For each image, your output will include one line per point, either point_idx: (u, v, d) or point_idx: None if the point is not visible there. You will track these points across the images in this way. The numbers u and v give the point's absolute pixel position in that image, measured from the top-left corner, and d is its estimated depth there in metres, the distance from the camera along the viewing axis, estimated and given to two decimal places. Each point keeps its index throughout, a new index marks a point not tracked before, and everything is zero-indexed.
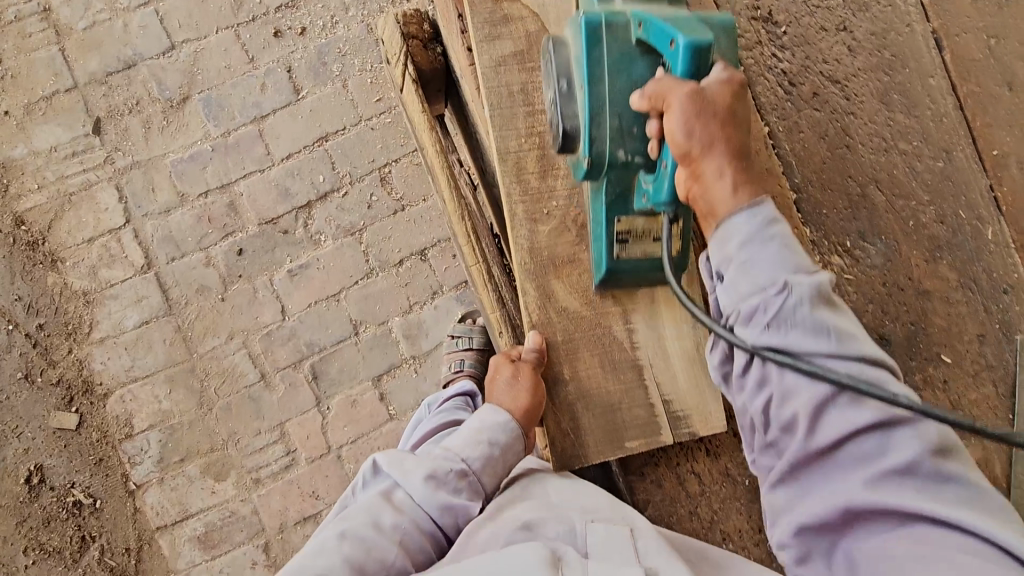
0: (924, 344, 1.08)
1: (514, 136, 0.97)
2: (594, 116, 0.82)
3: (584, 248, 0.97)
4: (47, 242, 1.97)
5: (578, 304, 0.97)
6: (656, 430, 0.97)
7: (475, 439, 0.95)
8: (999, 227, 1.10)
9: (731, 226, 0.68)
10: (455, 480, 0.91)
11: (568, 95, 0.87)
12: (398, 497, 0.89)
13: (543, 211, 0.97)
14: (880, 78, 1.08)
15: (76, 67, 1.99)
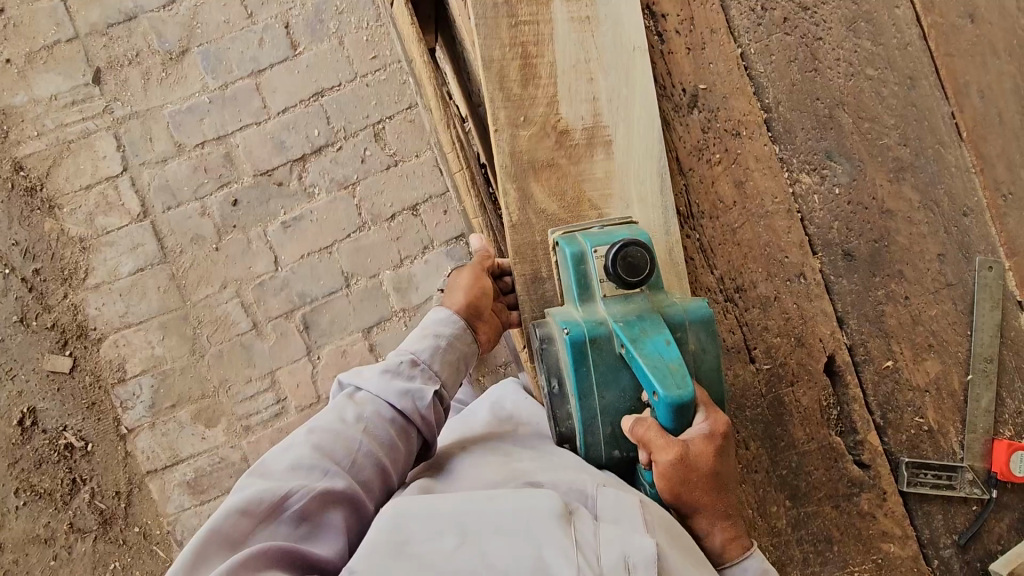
0: (887, 261, 1.13)
1: (498, 47, 1.02)
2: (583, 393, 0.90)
3: (563, 153, 1.02)
4: (46, 188, 2.01)
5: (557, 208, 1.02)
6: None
7: (421, 335, 1.03)
8: (959, 152, 1.16)
9: (728, 569, 0.85)
10: (407, 370, 0.98)
11: (561, 398, 0.95)
12: (358, 394, 0.95)
13: (524, 117, 1.02)
14: (848, 6, 1.14)
15: (77, 18, 2.03)
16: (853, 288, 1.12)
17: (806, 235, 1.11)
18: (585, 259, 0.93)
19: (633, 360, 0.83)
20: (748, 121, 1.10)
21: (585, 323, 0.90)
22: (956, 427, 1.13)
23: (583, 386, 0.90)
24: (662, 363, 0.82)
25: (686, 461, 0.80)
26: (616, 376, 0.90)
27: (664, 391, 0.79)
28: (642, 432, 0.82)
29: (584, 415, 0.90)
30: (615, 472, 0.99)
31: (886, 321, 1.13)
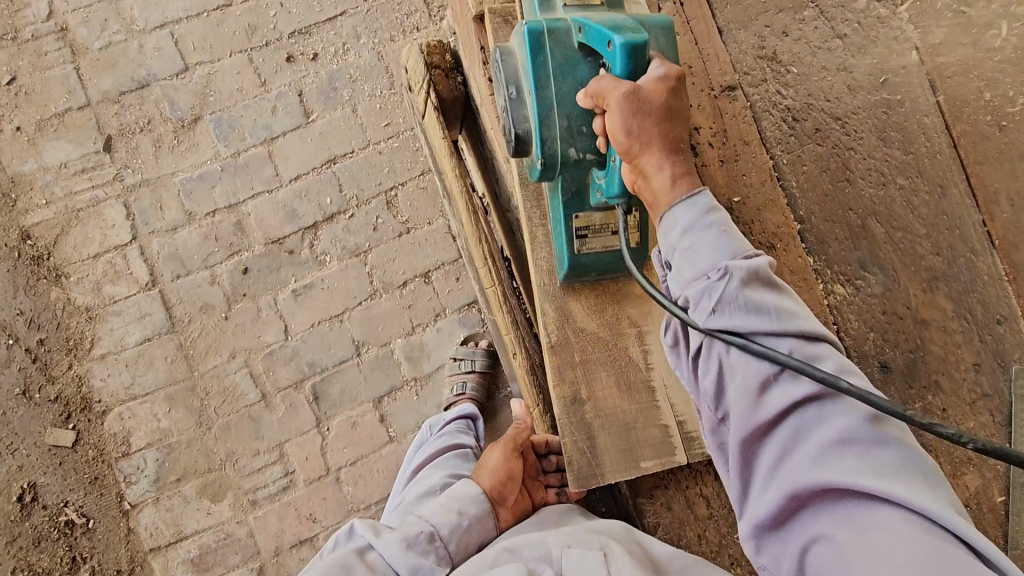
0: (923, 372, 1.11)
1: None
2: (543, 119, 0.88)
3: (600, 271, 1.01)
4: (53, 257, 1.98)
5: (596, 325, 1.03)
6: (670, 450, 1.00)
7: (446, 507, 1.06)
8: (990, 259, 1.14)
9: (676, 211, 0.74)
10: (422, 542, 1.01)
11: (518, 101, 0.92)
12: (372, 558, 0.98)
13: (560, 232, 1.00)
14: (879, 116, 1.14)
15: (89, 86, 2.02)
16: (890, 400, 1.10)
17: (843, 347, 1.09)
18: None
19: (591, 26, 0.83)
20: (783, 233, 1.09)
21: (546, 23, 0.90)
22: (999, 544, 1.10)
23: (540, 78, 0.88)
24: (621, 27, 0.81)
25: (638, 96, 0.75)
26: (574, 72, 0.88)
27: (620, 39, 0.77)
28: (596, 87, 0.79)
29: (540, 106, 0.87)
30: (573, 191, 0.96)
31: (924, 434, 1.10)
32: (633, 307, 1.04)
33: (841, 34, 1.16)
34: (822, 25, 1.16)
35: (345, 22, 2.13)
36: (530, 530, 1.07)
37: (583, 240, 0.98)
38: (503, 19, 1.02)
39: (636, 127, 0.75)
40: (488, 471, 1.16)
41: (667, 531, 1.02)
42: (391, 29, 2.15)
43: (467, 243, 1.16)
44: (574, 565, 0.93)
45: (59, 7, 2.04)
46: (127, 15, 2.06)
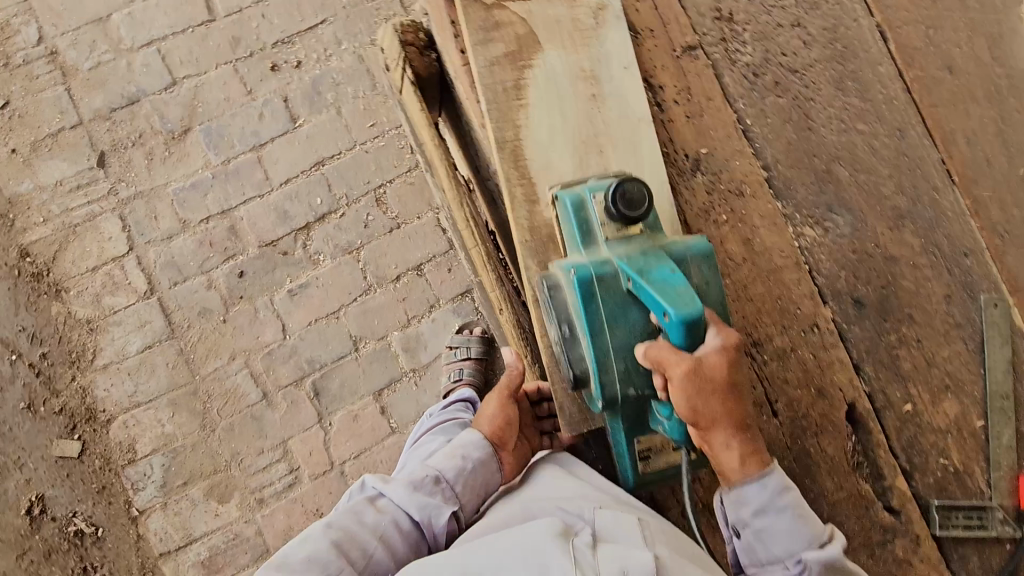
0: (896, 306, 1.16)
1: (510, 128, 1.06)
2: (601, 364, 0.93)
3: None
4: (52, 272, 2.01)
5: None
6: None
7: (449, 453, 1.13)
8: (952, 195, 1.20)
9: (747, 490, 0.92)
10: (429, 484, 1.07)
11: (572, 340, 0.97)
12: (382, 501, 1.04)
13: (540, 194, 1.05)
14: (834, 67, 1.19)
15: (80, 105, 2.08)
16: (866, 335, 1.15)
17: (816, 286, 1.14)
18: (584, 205, 0.98)
19: (641, 286, 0.87)
20: (750, 181, 1.14)
21: (592, 264, 0.94)
22: (980, 466, 1.14)
23: (594, 325, 0.93)
24: (671, 290, 0.86)
25: (700, 373, 0.85)
26: (625, 315, 0.93)
27: (675, 311, 0.83)
28: (657, 353, 0.87)
29: (596, 354, 0.92)
30: (633, 420, 1.02)
31: (902, 365, 1.15)
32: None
33: None
34: None
35: (325, 29, 2.20)
36: (553, 485, 1.11)
37: (647, 459, 1.06)
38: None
39: (697, 401, 0.86)
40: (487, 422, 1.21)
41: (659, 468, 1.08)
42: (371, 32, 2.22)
43: (450, 209, 1.18)
44: (607, 524, 0.98)
45: (47, 30, 2.10)
46: (114, 34, 2.12)
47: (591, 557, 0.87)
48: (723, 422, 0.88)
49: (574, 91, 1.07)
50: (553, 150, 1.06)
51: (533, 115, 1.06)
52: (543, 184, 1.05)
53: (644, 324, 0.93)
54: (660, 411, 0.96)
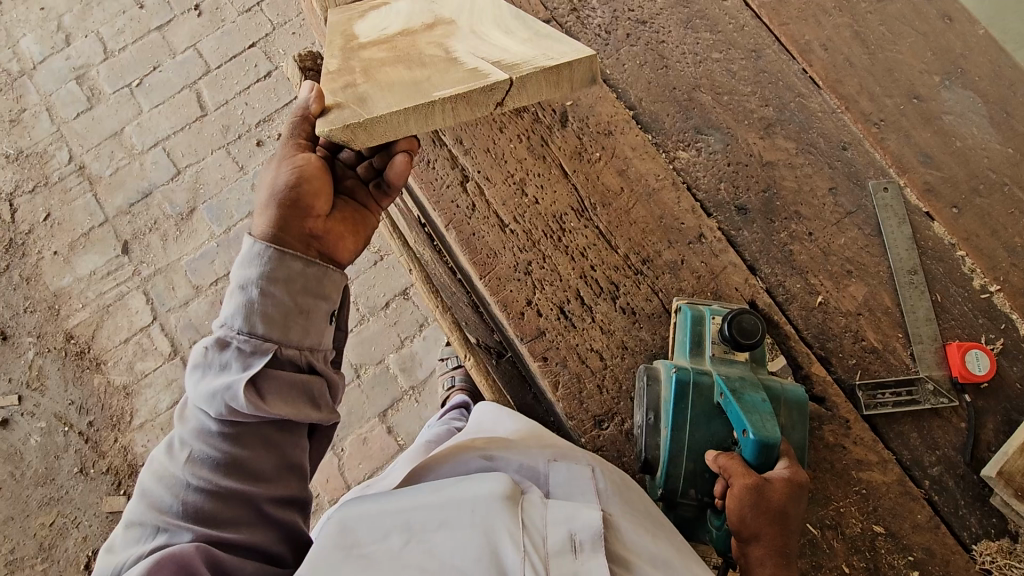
0: (781, 206, 1.21)
1: (345, 21, 1.06)
2: (673, 457, 1.05)
3: (403, 35, 0.97)
4: (92, 349, 2.31)
5: (387, 54, 0.93)
6: (480, 75, 0.85)
7: (231, 296, 0.88)
8: (820, 98, 1.27)
9: None
10: (216, 357, 0.85)
11: (653, 428, 1.08)
12: (190, 411, 0.89)
13: (359, 34, 1.00)
14: (681, 11, 1.32)
15: (106, 205, 2.44)
16: (756, 237, 1.20)
17: (697, 200, 1.22)
18: (702, 321, 1.10)
19: (731, 400, 0.99)
20: (617, 120, 1.25)
21: (693, 371, 1.07)
22: (902, 342, 1.15)
23: (678, 420, 1.05)
24: (758, 411, 0.97)
25: (759, 488, 0.91)
26: (710, 422, 1.05)
27: (754, 432, 0.94)
28: (727, 462, 0.97)
29: (673, 447, 1.04)
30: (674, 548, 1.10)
31: (797, 259, 1.19)
32: (429, 40, 0.94)
33: None
34: None
35: None
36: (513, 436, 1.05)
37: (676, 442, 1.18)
38: None
39: (748, 513, 0.90)
40: (272, 204, 0.89)
41: (567, 386, 1.14)
42: None
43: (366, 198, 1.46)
44: (561, 480, 0.94)
45: (76, 151, 2.51)
46: (128, 143, 2.50)
47: (537, 526, 0.80)
48: (769, 544, 0.89)
49: None
50: (385, 16, 1.04)
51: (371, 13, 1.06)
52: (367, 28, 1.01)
53: (724, 436, 1.04)
54: (713, 523, 1.03)
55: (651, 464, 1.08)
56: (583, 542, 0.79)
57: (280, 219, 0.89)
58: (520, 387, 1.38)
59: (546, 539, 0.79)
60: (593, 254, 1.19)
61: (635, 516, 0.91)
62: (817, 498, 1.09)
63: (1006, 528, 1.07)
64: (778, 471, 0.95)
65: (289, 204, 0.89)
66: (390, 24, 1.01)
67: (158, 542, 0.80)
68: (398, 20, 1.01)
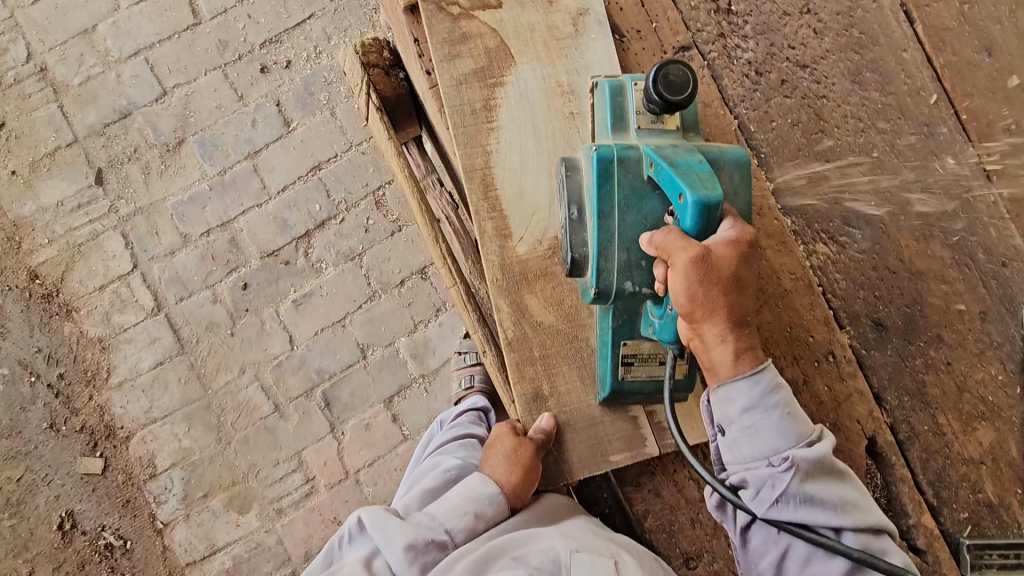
0: (923, 326, 1.04)
1: (480, 154, 1.04)
2: (602, 251, 0.93)
3: (558, 262, 1.04)
4: (61, 293, 2.03)
5: (554, 318, 1.04)
6: (641, 442, 1.03)
7: (461, 510, 0.97)
8: (990, 198, 1.06)
9: (735, 389, 0.87)
10: (432, 551, 0.93)
11: (578, 223, 0.97)
12: (378, 564, 0.91)
13: (513, 228, 1.04)
14: (850, 57, 1.07)
15: (74, 122, 2.06)
16: (888, 360, 1.04)
17: (831, 309, 1.03)
18: (622, 93, 0.99)
19: (664, 167, 0.87)
20: (755, 197, 1.03)
21: (617, 148, 0.95)
22: (1020, 499, 1.04)
23: (604, 207, 0.93)
24: (693, 174, 0.85)
25: (706, 262, 0.80)
26: (640, 203, 0.93)
27: (692, 193, 0.82)
28: (664, 238, 0.84)
29: (600, 236, 0.93)
30: (623, 318, 0.98)
31: (928, 392, 1.04)
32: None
33: None
34: None
35: (314, 25, 2.11)
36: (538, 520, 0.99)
37: (629, 366, 0.99)
38: (437, 6, 1.07)
39: (699, 290, 0.81)
40: (503, 457, 0.97)
41: (657, 516, 1.07)
42: (360, 25, 2.12)
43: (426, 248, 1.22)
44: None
45: (35, 47, 2.07)
46: (101, 47, 2.08)
47: None
48: (724, 320, 0.83)
49: (551, 110, 1.05)
50: (526, 176, 1.05)
51: (506, 137, 1.04)
52: (517, 216, 1.04)
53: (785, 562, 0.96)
54: (653, 312, 0.94)
55: (580, 262, 0.98)
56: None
57: (513, 489, 0.98)
58: None
59: None
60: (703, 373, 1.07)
61: None
62: None
63: None
64: (719, 233, 0.84)
65: (522, 479, 0.98)
66: (538, 209, 1.04)
67: None
68: (548, 210, 1.04)
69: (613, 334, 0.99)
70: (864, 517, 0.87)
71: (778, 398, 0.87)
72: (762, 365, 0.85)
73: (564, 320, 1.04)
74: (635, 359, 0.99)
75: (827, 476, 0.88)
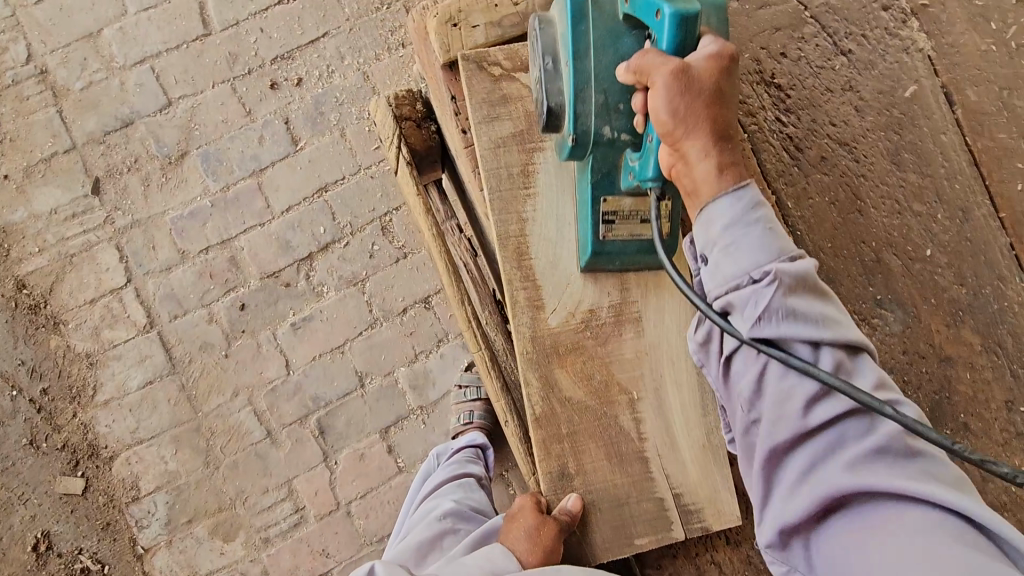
0: (950, 414, 1.03)
1: (514, 220, 1.05)
2: (579, 93, 0.92)
3: (589, 334, 1.03)
4: (49, 304, 1.96)
5: (583, 394, 1.01)
6: (667, 526, 0.99)
7: None
8: (1023, 285, 1.05)
9: (715, 208, 0.79)
10: None
11: (554, 73, 0.96)
12: None
13: (545, 299, 1.03)
14: (890, 137, 1.08)
15: (73, 129, 1.99)
16: None
17: None
18: None
19: None
20: None
21: None
22: None
23: (579, 47, 0.91)
24: None
25: (686, 75, 0.77)
26: (616, 43, 0.91)
27: (669, 8, 0.80)
28: (642, 62, 0.81)
29: (576, 77, 0.91)
30: (603, 173, 0.98)
31: None
32: (621, 372, 1.02)
33: (846, 50, 1.11)
34: (823, 42, 1.12)
35: (328, 43, 2.07)
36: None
37: (611, 224, 1.00)
38: (477, 65, 1.07)
39: (681, 101, 0.78)
40: (525, 536, 0.95)
41: None
42: (376, 46, 2.08)
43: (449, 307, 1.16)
44: None
45: (36, 48, 2.00)
46: (106, 52, 2.01)
47: None
48: (706, 132, 0.78)
49: None
50: (561, 244, 1.05)
51: (542, 205, 1.05)
52: (551, 285, 1.04)
53: None
54: (634, 159, 0.94)
55: (557, 115, 0.97)
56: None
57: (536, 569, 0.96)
58: None
59: None
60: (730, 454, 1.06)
61: None
62: None
63: None
64: (700, 48, 0.81)
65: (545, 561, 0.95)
66: (572, 282, 1.04)
67: None
68: (583, 282, 1.04)
69: (594, 191, 0.99)
70: (845, 333, 0.76)
71: (759, 210, 0.78)
72: (743, 176, 0.78)
73: (593, 395, 1.01)
74: (617, 218, 1.00)
75: (809, 294, 0.77)
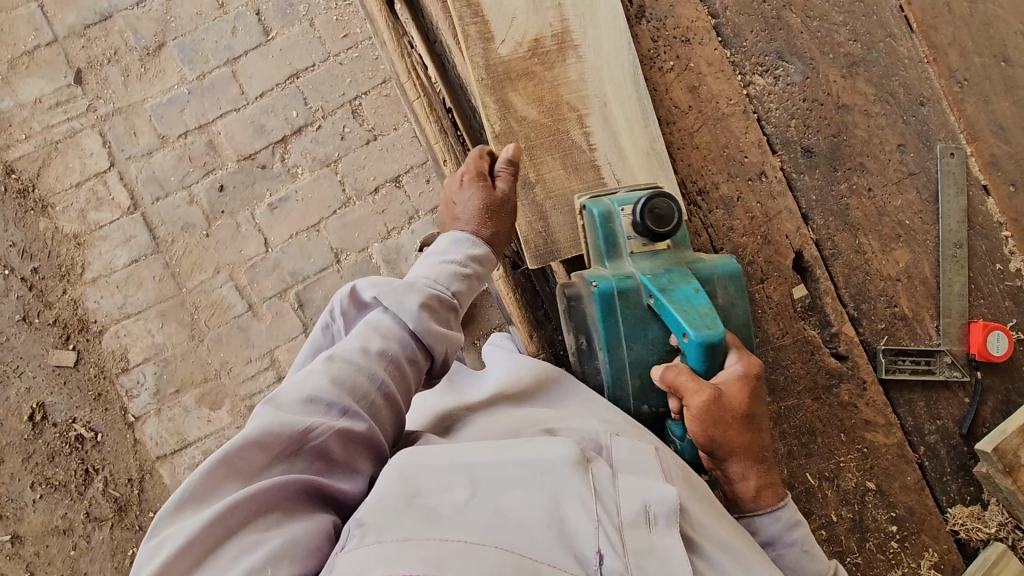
0: (847, 154, 1.14)
1: None
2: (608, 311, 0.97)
3: (537, 61, 1.09)
4: (37, 189, 2.07)
5: (536, 113, 1.08)
6: None
7: (455, 273, 0.94)
8: (911, 42, 1.16)
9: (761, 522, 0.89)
10: (439, 309, 0.91)
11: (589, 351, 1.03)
12: (388, 325, 0.86)
13: (494, 32, 1.09)
14: None
15: (55, 22, 2.09)
16: (815, 183, 1.14)
17: (764, 135, 1.14)
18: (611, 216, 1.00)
19: (664, 303, 0.91)
20: (696, 27, 1.14)
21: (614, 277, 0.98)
22: (931, 314, 1.14)
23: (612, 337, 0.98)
24: (694, 309, 0.89)
25: (719, 403, 0.86)
26: (644, 328, 0.98)
27: (694, 332, 0.87)
28: (675, 377, 0.89)
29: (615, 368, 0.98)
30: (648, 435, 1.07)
31: (852, 214, 1.14)
32: (569, 94, 1.09)
33: None
34: None
35: None
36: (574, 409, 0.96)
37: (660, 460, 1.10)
38: None
39: (714, 430, 0.86)
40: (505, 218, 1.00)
41: None
42: None
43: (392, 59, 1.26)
44: (625, 456, 0.85)
45: None
46: None
47: (610, 495, 0.74)
48: (743, 457, 0.88)
49: None
50: None
51: None
52: (497, 20, 1.09)
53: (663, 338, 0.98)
54: (674, 432, 0.99)
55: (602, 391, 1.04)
56: (657, 516, 0.74)
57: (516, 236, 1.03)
58: (532, 302, 1.33)
59: (619, 509, 0.73)
60: (676, 165, 1.12)
61: (702, 497, 0.85)
62: (821, 451, 1.11)
63: (979, 497, 1.14)
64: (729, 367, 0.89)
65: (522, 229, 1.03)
66: (516, 15, 1.09)
67: (346, 423, 0.75)
68: (525, 15, 1.10)
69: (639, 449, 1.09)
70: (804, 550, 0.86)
71: (797, 535, 0.86)
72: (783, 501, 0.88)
73: (545, 114, 1.09)
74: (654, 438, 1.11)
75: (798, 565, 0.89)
